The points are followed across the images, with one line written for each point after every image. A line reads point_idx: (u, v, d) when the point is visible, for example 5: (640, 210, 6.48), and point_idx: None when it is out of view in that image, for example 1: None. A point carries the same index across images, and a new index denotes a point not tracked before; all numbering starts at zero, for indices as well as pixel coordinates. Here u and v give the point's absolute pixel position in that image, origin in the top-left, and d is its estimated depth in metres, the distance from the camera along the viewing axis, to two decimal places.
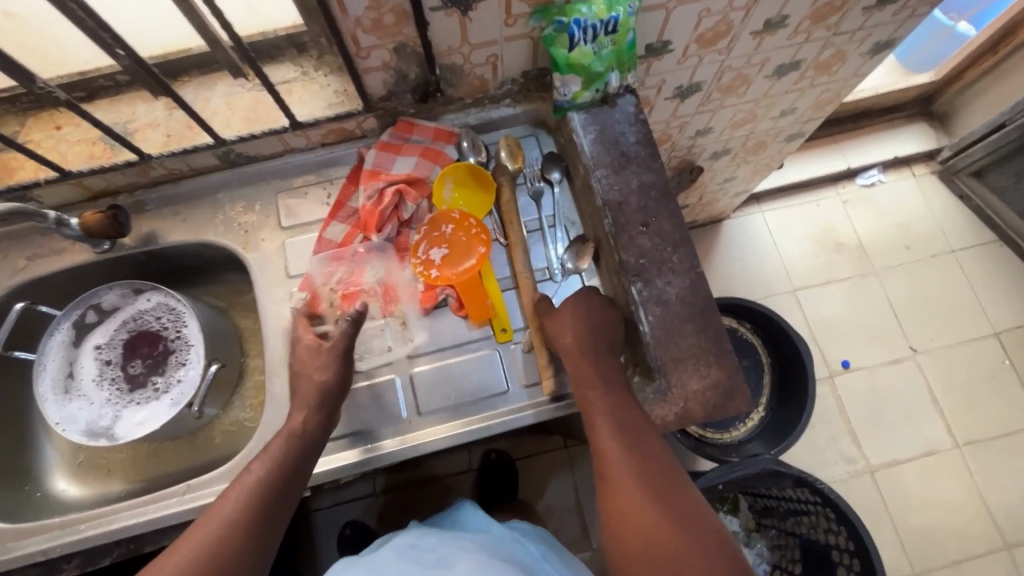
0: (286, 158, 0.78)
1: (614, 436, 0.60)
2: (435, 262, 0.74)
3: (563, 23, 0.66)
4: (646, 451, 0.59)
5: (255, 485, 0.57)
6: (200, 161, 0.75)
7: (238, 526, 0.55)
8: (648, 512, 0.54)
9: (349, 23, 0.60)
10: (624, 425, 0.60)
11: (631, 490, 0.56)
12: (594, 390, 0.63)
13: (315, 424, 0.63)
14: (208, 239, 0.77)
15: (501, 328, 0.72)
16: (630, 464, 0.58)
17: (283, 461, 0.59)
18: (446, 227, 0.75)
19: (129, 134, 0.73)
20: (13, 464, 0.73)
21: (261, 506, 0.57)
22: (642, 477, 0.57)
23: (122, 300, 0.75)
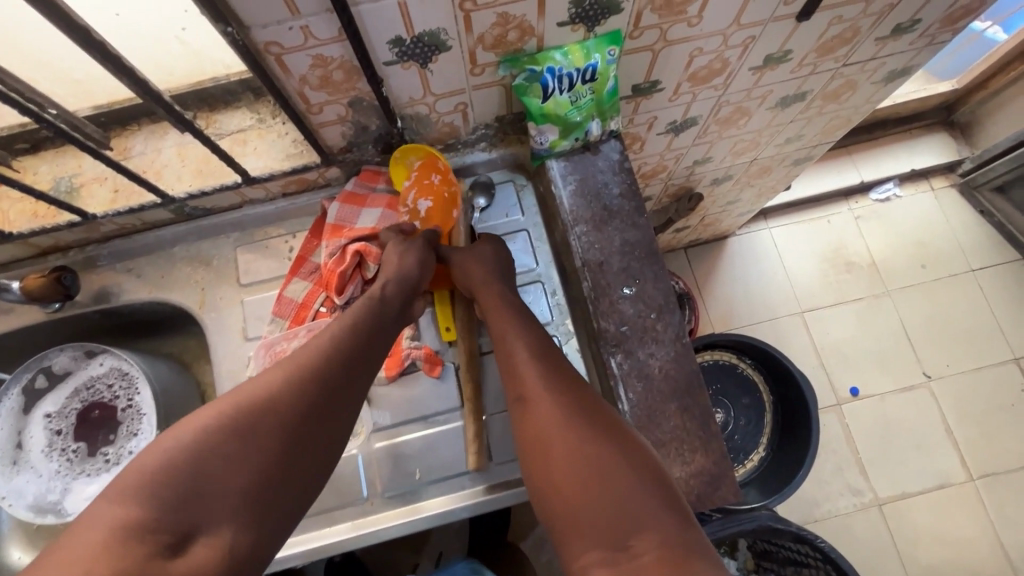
0: (245, 210, 0.73)
1: (541, 366, 0.59)
2: (421, 214, 0.71)
3: (535, 72, 0.59)
4: (570, 378, 0.58)
5: (345, 334, 0.59)
6: (152, 216, 0.71)
7: (318, 372, 0.55)
8: (580, 430, 0.53)
9: (293, 80, 0.54)
10: (548, 359, 0.60)
11: (557, 415, 0.55)
12: (511, 327, 0.63)
13: (392, 292, 0.64)
14: (164, 297, 0.73)
15: (444, 328, 0.70)
16: (557, 390, 0.56)
17: (365, 322, 0.61)
18: (433, 179, 0.69)
19: (73, 189, 0.68)
20: None
21: (349, 352, 0.58)
22: (572, 401, 0.55)
23: (74, 363, 0.71)
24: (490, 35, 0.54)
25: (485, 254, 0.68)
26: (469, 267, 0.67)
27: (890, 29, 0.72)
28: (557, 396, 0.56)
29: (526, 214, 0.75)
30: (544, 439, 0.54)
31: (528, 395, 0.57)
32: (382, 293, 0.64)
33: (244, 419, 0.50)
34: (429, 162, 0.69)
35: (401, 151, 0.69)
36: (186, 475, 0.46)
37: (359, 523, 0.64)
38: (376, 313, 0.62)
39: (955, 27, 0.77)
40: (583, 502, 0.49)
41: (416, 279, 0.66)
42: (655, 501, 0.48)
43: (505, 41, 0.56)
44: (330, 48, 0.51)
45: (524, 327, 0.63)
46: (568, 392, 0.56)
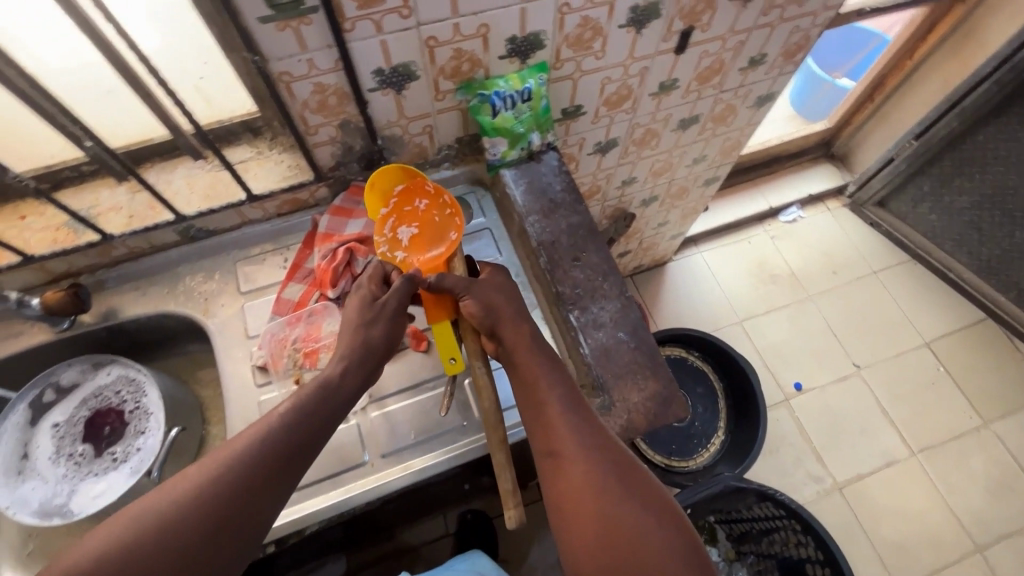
0: (243, 229, 0.84)
1: (572, 420, 0.63)
2: (405, 240, 0.78)
3: (485, 95, 0.76)
4: (585, 428, 0.63)
5: (295, 410, 0.60)
6: (160, 238, 0.81)
7: (257, 464, 0.56)
8: (588, 474, 0.59)
9: (297, 105, 0.69)
10: (577, 412, 0.64)
11: (574, 462, 0.60)
12: (539, 373, 0.67)
13: (351, 372, 0.65)
14: (170, 309, 0.81)
15: (450, 360, 0.72)
16: (587, 448, 0.61)
17: (306, 406, 0.61)
18: (418, 203, 0.80)
19: (91, 218, 0.77)
20: None
21: (298, 428, 0.59)
22: (605, 459, 0.61)
23: (81, 376, 0.76)
24: (449, 66, 0.72)
25: (501, 292, 0.73)
26: (496, 304, 0.71)
27: (748, 61, 0.96)
28: (586, 457, 0.60)
29: (488, 216, 0.90)
30: (572, 499, 0.59)
31: (560, 451, 0.61)
32: (339, 376, 0.64)
33: (164, 516, 0.51)
34: (409, 188, 0.80)
35: (387, 172, 0.77)
36: (110, 571, 0.48)
37: (360, 483, 0.71)
38: (329, 396, 0.62)
39: (795, 60, 1.03)
40: (602, 563, 0.55)
41: (381, 349, 0.68)
42: (653, 532, 0.56)
43: (461, 70, 0.73)
44: (328, 77, 0.67)
45: (552, 370, 0.68)
46: (596, 452, 0.61)
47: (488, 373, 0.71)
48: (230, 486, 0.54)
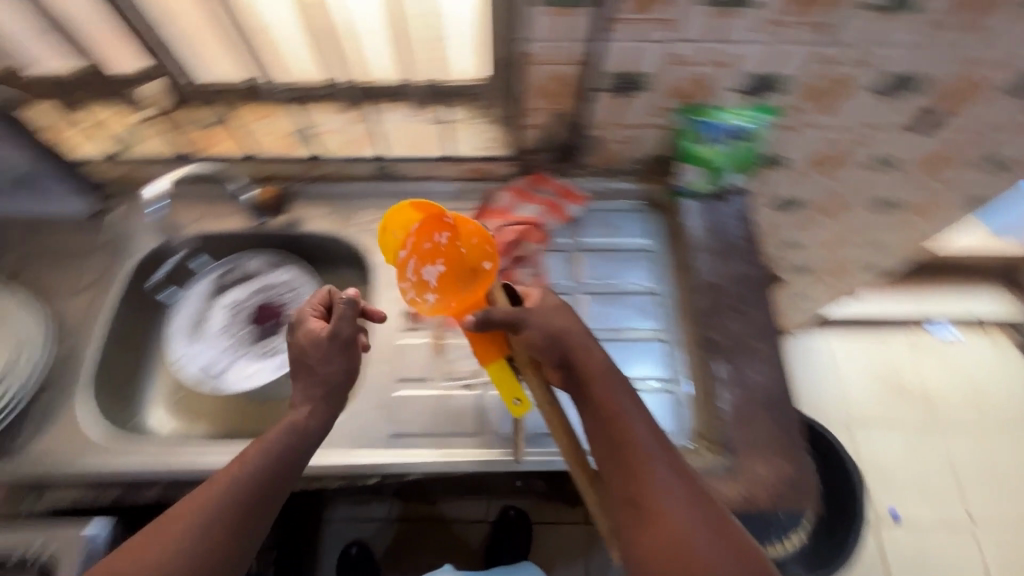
0: (428, 182, 0.89)
1: (659, 479, 0.53)
2: (432, 279, 0.68)
3: (701, 124, 0.75)
4: (673, 474, 0.53)
5: (266, 458, 0.56)
6: (358, 169, 0.87)
7: (228, 517, 0.52)
8: (681, 527, 0.50)
9: (527, 84, 0.72)
10: (666, 459, 0.54)
11: (664, 513, 0.50)
12: (624, 412, 0.57)
13: (316, 412, 0.61)
14: (344, 234, 0.87)
15: (515, 401, 0.66)
16: (677, 520, 0.50)
17: (279, 451, 0.57)
18: (439, 236, 0.68)
19: (308, 136, 0.83)
20: (124, 387, 0.81)
21: (268, 476, 0.55)
22: (701, 521, 0.50)
23: (260, 269, 0.87)
24: (680, 84, 0.71)
25: (571, 317, 0.63)
26: (563, 330, 0.61)
27: (985, 160, 0.87)
28: (674, 532, 0.49)
29: (654, 239, 0.88)
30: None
31: (645, 500, 0.51)
32: (300, 419, 0.60)
33: None
34: (425, 224, 0.69)
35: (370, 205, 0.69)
36: None
37: (464, 454, 0.71)
38: (294, 445, 0.58)
39: None
40: None
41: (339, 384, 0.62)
42: None
43: (689, 92, 0.72)
44: (566, 66, 0.68)
45: (632, 401, 0.58)
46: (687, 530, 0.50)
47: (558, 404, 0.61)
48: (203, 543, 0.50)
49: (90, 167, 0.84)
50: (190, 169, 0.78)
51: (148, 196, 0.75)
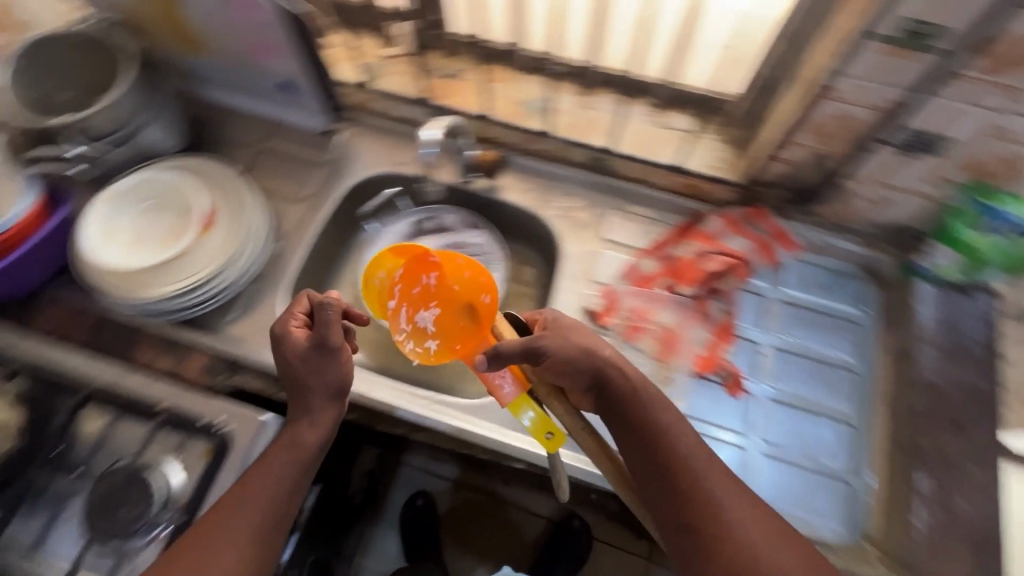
0: (637, 185, 0.85)
1: (718, 497, 0.54)
2: (432, 327, 0.72)
3: (987, 209, 0.64)
4: (717, 488, 0.55)
5: (280, 475, 0.62)
6: (573, 154, 0.86)
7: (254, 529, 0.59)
8: (742, 537, 0.53)
9: (802, 117, 0.66)
10: (713, 473, 0.56)
11: (723, 524, 0.53)
12: (677, 429, 0.59)
13: (318, 429, 0.65)
14: (540, 214, 0.86)
15: (548, 436, 0.65)
16: (738, 540, 0.53)
17: (287, 472, 0.62)
18: (426, 279, 0.73)
19: (543, 109, 0.85)
20: (309, 297, 0.87)
21: (283, 487, 0.62)
22: (759, 533, 0.53)
23: (455, 225, 0.90)
24: (984, 161, 0.62)
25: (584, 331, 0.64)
26: (596, 345, 0.63)
27: None
28: (735, 550, 0.52)
29: (868, 313, 0.79)
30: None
31: (697, 524, 0.54)
32: (307, 436, 0.64)
33: None
34: (409, 272, 0.74)
35: (380, 260, 0.77)
36: None
37: None
38: (303, 452, 0.64)
39: None
40: None
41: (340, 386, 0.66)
42: None
43: (989, 171, 0.63)
44: (861, 110, 0.62)
45: (666, 414, 0.60)
46: (746, 548, 0.52)
47: (592, 428, 0.62)
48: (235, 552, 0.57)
49: (339, 88, 0.89)
50: (450, 119, 0.80)
51: (426, 140, 0.76)
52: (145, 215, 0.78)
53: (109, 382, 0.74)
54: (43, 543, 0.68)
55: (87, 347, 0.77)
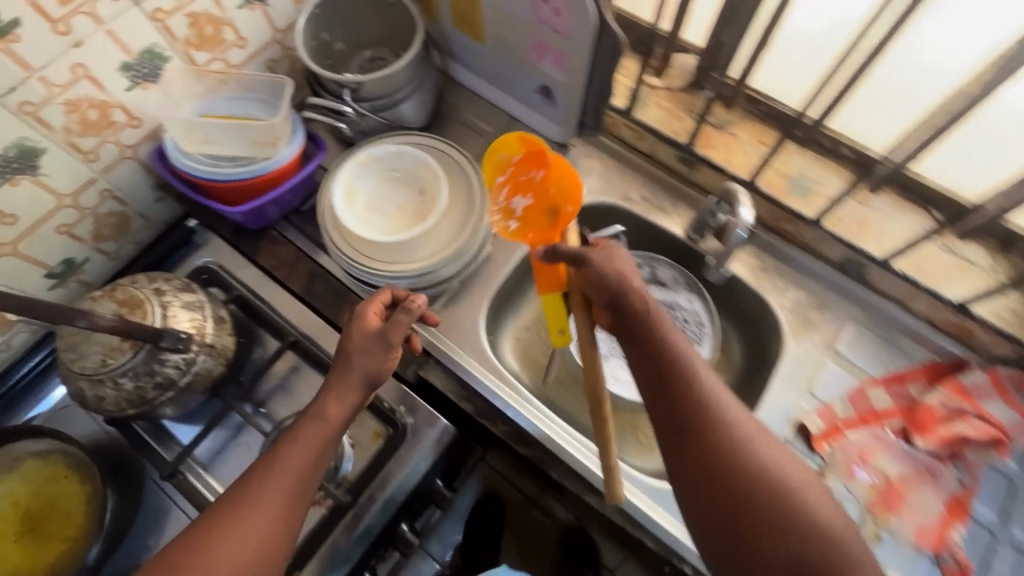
0: (890, 304, 0.75)
1: (722, 421, 0.52)
2: (517, 212, 0.71)
3: None
4: (714, 399, 0.53)
5: (301, 442, 0.61)
6: (825, 249, 0.76)
7: (280, 495, 0.58)
8: (752, 463, 0.50)
9: None
10: (711, 380, 0.54)
11: (729, 445, 0.51)
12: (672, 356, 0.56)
13: (345, 402, 0.63)
14: (769, 300, 0.77)
15: (557, 332, 0.71)
16: (759, 471, 0.50)
17: (313, 445, 0.61)
18: (535, 174, 0.71)
19: (809, 190, 0.76)
20: (499, 308, 0.84)
21: (309, 455, 0.60)
22: (762, 449, 0.51)
23: (671, 282, 0.84)
24: None
25: (625, 259, 0.63)
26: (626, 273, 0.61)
27: None
28: (763, 488, 0.50)
29: None
30: (747, 545, 0.49)
31: (704, 442, 0.52)
32: (330, 406, 0.63)
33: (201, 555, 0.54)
34: (527, 157, 0.72)
35: (500, 142, 0.74)
36: None
37: None
38: (328, 424, 0.62)
39: None
40: None
41: (378, 378, 0.65)
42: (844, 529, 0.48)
43: None
44: None
45: (663, 322, 0.58)
46: (768, 482, 0.50)
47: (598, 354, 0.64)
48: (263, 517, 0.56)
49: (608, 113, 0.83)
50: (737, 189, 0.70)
51: (744, 220, 0.67)
52: (383, 184, 0.78)
53: (312, 336, 0.77)
54: (215, 466, 0.71)
55: (298, 297, 0.79)
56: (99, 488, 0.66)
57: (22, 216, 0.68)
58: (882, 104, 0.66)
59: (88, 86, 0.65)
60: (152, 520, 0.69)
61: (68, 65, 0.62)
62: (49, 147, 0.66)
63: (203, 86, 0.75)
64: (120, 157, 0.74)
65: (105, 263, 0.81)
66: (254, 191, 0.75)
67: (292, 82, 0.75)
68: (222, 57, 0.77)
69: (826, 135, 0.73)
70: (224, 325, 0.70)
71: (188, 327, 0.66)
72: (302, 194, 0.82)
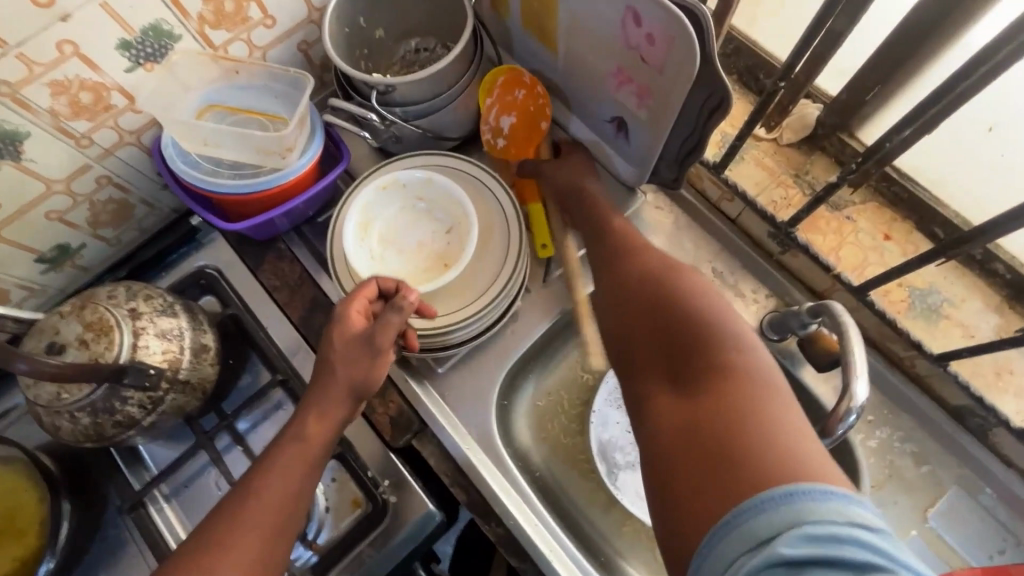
0: (1014, 477, 0.58)
1: (637, 264, 0.57)
2: (503, 132, 0.72)
3: None
4: (632, 249, 0.59)
5: (280, 469, 0.54)
6: (941, 391, 0.59)
7: (260, 525, 0.51)
8: (654, 295, 0.53)
9: None
10: (638, 242, 0.60)
11: (633, 279, 0.56)
12: (619, 225, 0.62)
13: (327, 419, 0.56)
14: (854, 438, 0.61)
15: (540, 244, 0.69)
16: (649, 271, 0.56)
17: (295, 472, 0.54)
18: (520, 95, 0.71)
19: (936, 312, 0.59)
20: (519, 374, 0.73)
21: (292, 479, 0.53)
22: (661, 274, 0.55)
23: None
24: None
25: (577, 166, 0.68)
26: (579, 183, 0.66)
27: None
28: (691, 327, 0.49)
29: None
30: (629, 338, 0.53)
31: (617, 278, 0.57)
32: (312, 427, 0.55)
33: None
34: (512, 79, 0.71)
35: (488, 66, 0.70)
36: None
37: None
38: (308, 448, 0.55)
39: None
40: (665, 386, 0.48)
41: (369, 383, 0.57)
42: (728, 334, 0.48)
43: None
44: None
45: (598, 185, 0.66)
46: (680, 298, 0.52)
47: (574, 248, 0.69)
48: (243, 551, 0.50)
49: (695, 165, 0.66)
50: (833, 303, 0.54)
51: (858, 400, 0.47)
52: (406, 215, 0.67)
53: (303, 375, 0.68)
54: (179, 500, 0.66)
55: (295, 327, 0.70)
56: (46, 505, 0.60)
57: (4, 201, 0.60)
58: None
59: (78, 66, 0.55)
60: (108, 549, 0.64)
61: (52, 42, 0.52)
62: (33, 130, 0.57)
63: (209, 79, 0.65)
64: (119, 143, 0.65)
65: (104, 248, 0.74)
66: (257, 207, 0.66)
67: (309, 79, 0.64)
68: (245, 37, 0.65)
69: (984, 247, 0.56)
70: (207, 353, 0.62)
71: (160, 360, 0.58)
72: (318, 204, 0.72)
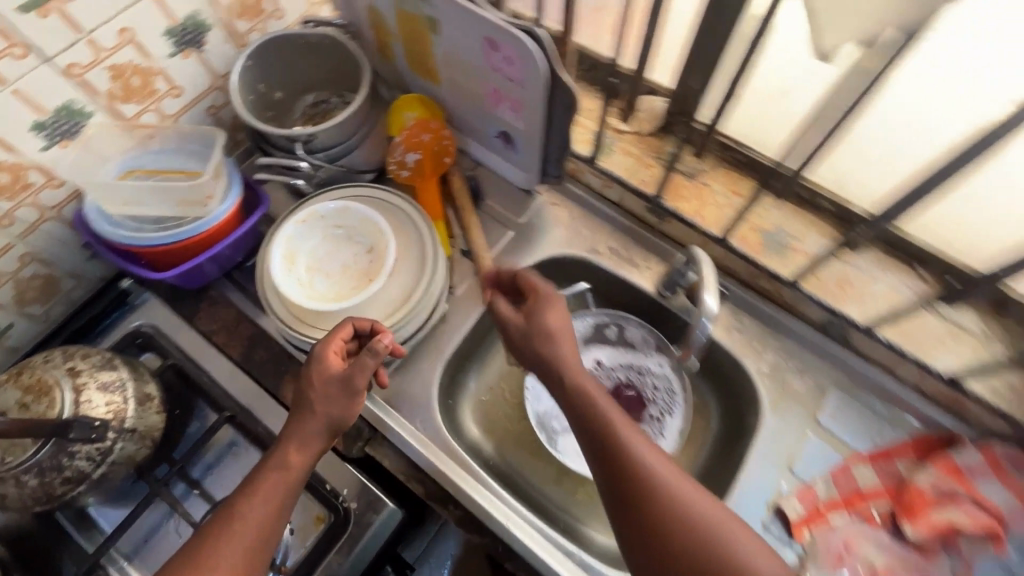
0: (875, 370, 0.69)
1: (637, 455, 0.54)
2: (408, 166, 0.78)
3: None
4: (625, 435, 0.55)
5: (260, 490, 0.56)
6: (804, 310, 0.70)
7: (244, 545, 0.53)
8: (667, 502, 0.51)
9: None
10: (625, 422, 0.57)
11: (640, 475, 0.53)
12: (600, 399, 0.58)
13: (304, 453, 0.58)
14: (747, 364, 0.71)
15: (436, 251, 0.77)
16: (662, 484, 0.52)
17: (274, 494, 0.56)
18: (426, 135, 0.78)
19: (785, 246, 0.71)
20: (458, 370, 0.79)
21: (273, 496, 0.56)
22: (663, 471, 0.53)
23: (641, 342, 0.77)
24: None
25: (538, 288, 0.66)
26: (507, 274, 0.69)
27: None
28: (708, 540, 0.49)
29: None
30: (642, 542, 0.51)
31: (618, 472, 0.53)
32: (292, 454, 0.58)
33: None
34: (423, 116, 0.79)
35: (404, 103, 0.80)
36: None
37: None
38: (290, 475, 0.57)
39: None
40: None
41: (343, 421, 0.60)
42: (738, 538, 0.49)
43: None
44: None
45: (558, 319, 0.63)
46: (693, 508, 0.51)
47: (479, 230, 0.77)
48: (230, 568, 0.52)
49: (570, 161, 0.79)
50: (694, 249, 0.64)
51: (708, 307, 0.58)
52: (328, 242, 0.74)
53: (251, 408, 0.71)
54: (139, 556, 0.66)
55: (237, 364, 0.73)
56: None
57: None
58: (869, 159, 0.61)
59: None
60: None
61: None
62: None
63: (126, 148, 0.70)
64: (41, 219, 0.68)
65: (34, 326, 0.76)
66: (184, 256, 0.70)
67: (223, 133, 0.71)
68: (154, 107, 0.71)
69: (804, 186, 0.68)
70: (153, 400, 0.64)
71: (105, 412, 0.60)
72: (244, 248, 0.76)
